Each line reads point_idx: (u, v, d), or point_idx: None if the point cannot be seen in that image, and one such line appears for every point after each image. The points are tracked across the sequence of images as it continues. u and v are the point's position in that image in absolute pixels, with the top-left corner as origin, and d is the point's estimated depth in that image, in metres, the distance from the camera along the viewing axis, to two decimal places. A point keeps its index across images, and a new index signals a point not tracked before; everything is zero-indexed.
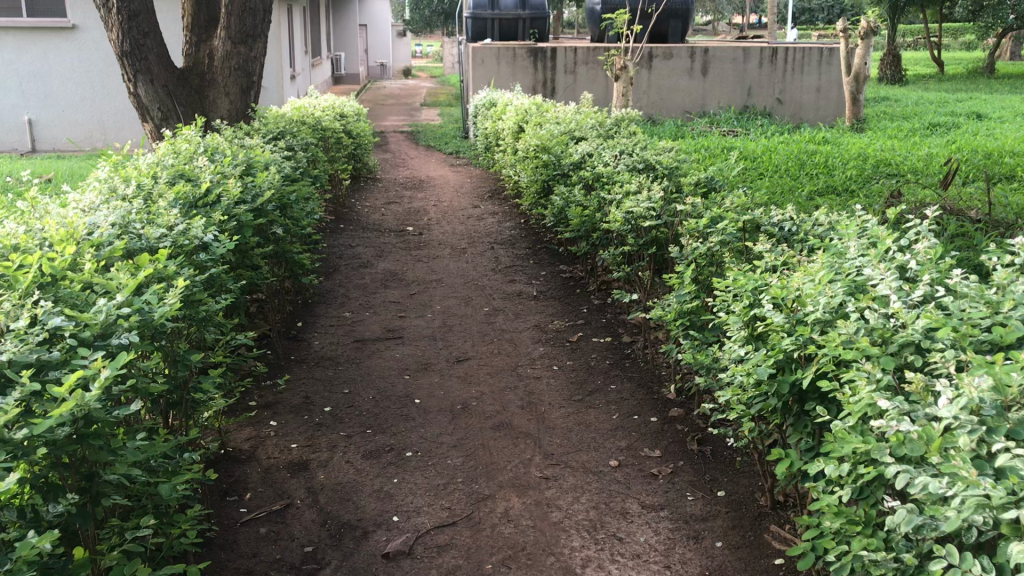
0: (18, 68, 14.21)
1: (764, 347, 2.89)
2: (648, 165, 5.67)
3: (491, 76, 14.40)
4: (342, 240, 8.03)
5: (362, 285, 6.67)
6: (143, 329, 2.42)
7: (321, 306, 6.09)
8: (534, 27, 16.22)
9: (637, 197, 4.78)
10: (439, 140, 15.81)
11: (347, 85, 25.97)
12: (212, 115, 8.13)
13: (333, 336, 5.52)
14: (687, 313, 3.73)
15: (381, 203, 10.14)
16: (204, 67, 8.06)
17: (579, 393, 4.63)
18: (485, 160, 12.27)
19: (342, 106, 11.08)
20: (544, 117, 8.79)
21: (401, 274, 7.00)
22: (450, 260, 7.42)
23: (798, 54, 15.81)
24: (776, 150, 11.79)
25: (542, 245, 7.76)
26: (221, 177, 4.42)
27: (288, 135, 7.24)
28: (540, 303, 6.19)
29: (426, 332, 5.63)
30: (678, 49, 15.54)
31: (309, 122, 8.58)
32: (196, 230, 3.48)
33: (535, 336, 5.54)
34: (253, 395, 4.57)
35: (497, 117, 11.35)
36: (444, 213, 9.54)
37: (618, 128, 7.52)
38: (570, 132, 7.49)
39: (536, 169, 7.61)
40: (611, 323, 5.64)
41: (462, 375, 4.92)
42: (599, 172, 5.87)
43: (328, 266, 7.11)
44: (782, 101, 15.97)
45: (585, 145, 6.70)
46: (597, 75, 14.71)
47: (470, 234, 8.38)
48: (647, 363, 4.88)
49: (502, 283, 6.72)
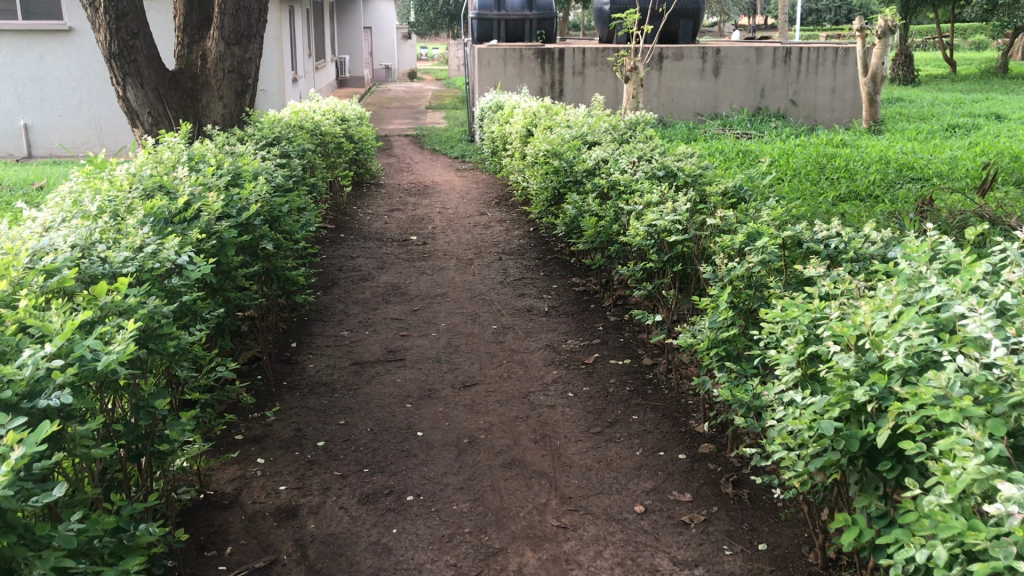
0: (14, 73, 13.88)
1: (820, 390, 2.48)
2: (668, 173, 5.24)
3: (497, 78, 14.00)
4: (341, 250, 7.64)
5: (362, 300, 6.27)
6: (85, 380, 2.03)
7: (318, 324, 5.69)
8: (541, 28, 15.87)
9: (660, 208, 4.34)
10: (444, 143, 15.42)
11: (350, 88, 25.61)
12: (205, 120, 7.72)
13: (330, 359, 5.11)
14: (722, 340, 3.32)
15: (384, 210, 9.77)
16: (197, 70, 7.69)
17: (598, 424, 4.21)
18: (492, 165, 11.86)
19: (344, 110, 10.70)
20: (554, 121, 8.37)
21: (403, 288, 6.61)
22: (456, 272, 7.01)
23: (813, 54, 15.40)
24: (794, 154, 11.37)
25: (552, 256, 7.35)
26: (202, 188, 4.03)
27: (284, 141, 6.84)
28: (552, 321, 5.77)
29: (431, 353, 5.22)
30: (689, 50, 15.14)
31: (307, 127, 8.18)
32: (168, 250, 3.09)
33: (547, 358, 5.13)
34: (239, 428, 4.16)
35: (505, 121, 10.94)
36: (450, 221, 9.13)
37: (632, 133, 7.10)
38: (583, 137, 7.07)
39: (546, 176, 7.21)
40: (629, 343, 5.23)
41: (469, 403, 4.50)
42: (616, 180, 5.45)
43: (327, 280, 6.72)
44: (796, 102, 15.57)
45: (599, 150, 6.28)
46: (605, 77, 14.33)
47: (477, 244, 7.97)
48: (672, 390, 4.47)
49: (511, 298, 6.32)
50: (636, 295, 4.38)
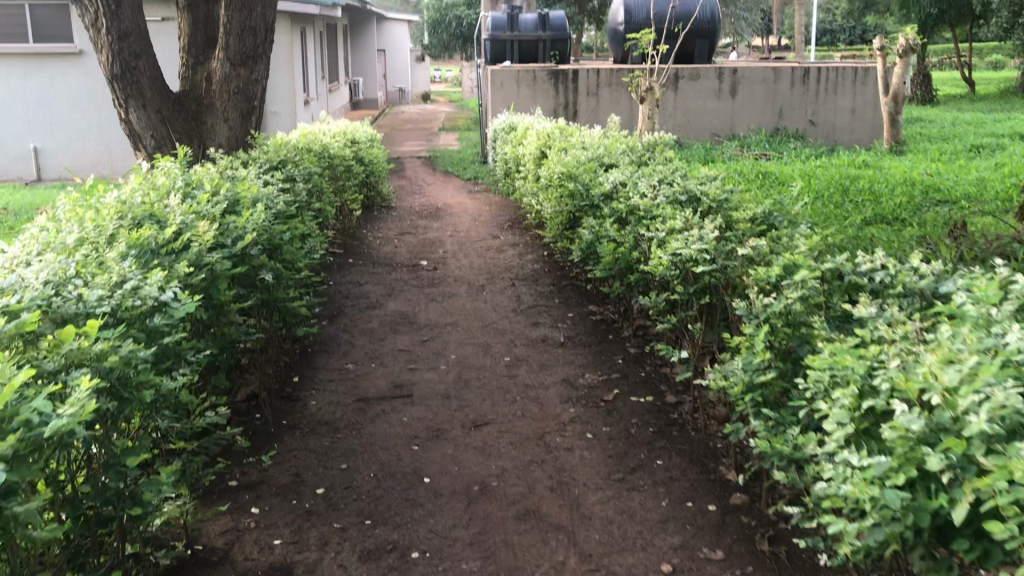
0: (23, 95, 13.79)
1: (879, 450, 2.19)
2: (692, 197, 4.95)
3: (510, 99, 13.79)
4: (348, 276, 7.38)
5: (369, 330, 6.00)
6: (30, 447, 1.78)
7: (322, 357, 5.41)
8: (555, 49, 15.59)
9: (685, 235, 4.05)
10: (457, 165, 15.21)
11: (363, 110, 25.53)
12: (210, 142, 7.50)
13: (334, 395, 4.83)
14: (759, 384, 3.02)
15: (394, 233, 9.53)
16: (202, 91, 7.49)
17: (619, 470, 3.91)
18: (506, 187, 11.61)
19: (354, 132, 10.49)
20: (568, 142, 8.10)
21: (412, 316, 6.33)
22: (466, 300, 6.73)
23: (832, 74, 15.12)
24: (816, 175, 11.07)
25: (568, 282, 7.06)
26: (195, 216, 3.78)
27: (289, 163, 6.58)
28: (568, 353, 5.48)
29: (439, 388, 4.93)
30: (705, 70, 14.89)
31: (315, 149, 7.95)
32: (151, 286, 2.83)
33: (564, 394, 4.83)
34: (233, 473, 3.88)
35: (518, 143, 10.70)
36: (462, 245, 8.87)
37: (650, 154, 6.82)
38: (599, 159, 6.80)
39: (560, 200, 6.93)
40: (651, 379, 4.93)
41: (481, 445, 4.20)
42: (636, 205, 5.16)
43: (333, 308, 6.45)
44: (815, 122, 15.27)
45: (616, 173, 6.00)
46: (620, 97, 14.08)
47: (489, 270, 7.70)
48: (699, 432, 4.16)
49: (524, 327, 6.03)
50: (660, 329, 4.08)
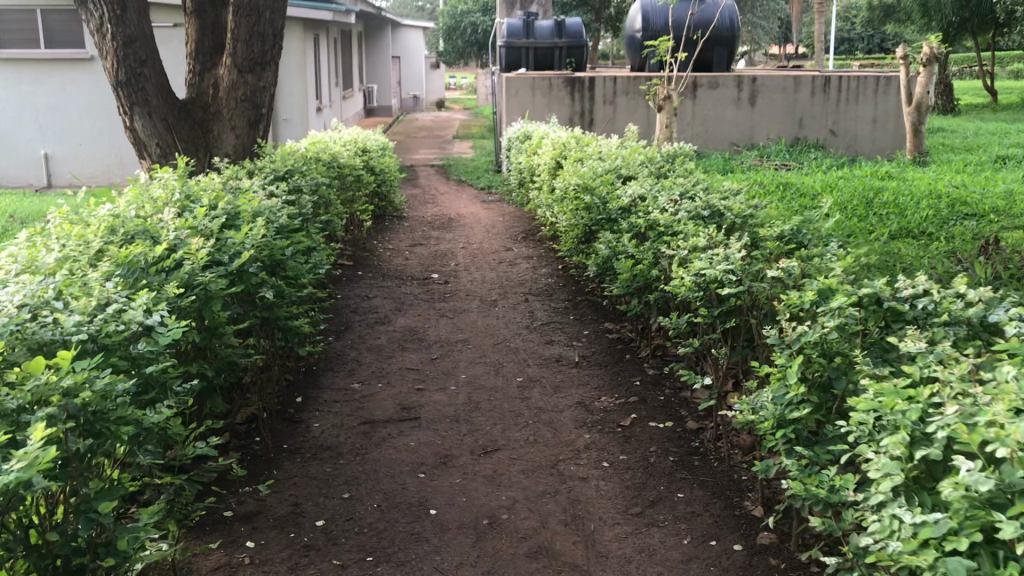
0: (35, 102, 13.73)
1: (935, 507, 1.95)
2: (714, 212, 4.72)
3: (525, 108, 13.60)
4: (357, 289, 7.19)
5: (376, 347, 5.79)
6: None
7: (327, 375, 5.21)
8: (571, 57, 15.42)
9: (709, 254, 3.82)
10: (471, 174, 15.02)
11: (378, 117, 25.44)
12: (216, 151, 7.35)
13: (338, 417, 4.61)
14: (793, 420, 2.78)
15: (405, 245, 9.34)
16: (209, 98, 7.34)
17: (638, 503, 3.67)
18: (520, 197, 11.42)
19: (365, 140, 10.32)
20: (584, 152, 7.88)
21: (421, 332, 6.12)
22: (478, 316, 6.51)
23: (853, 82, 14.85)
24: (838, 187, 10.80)
25: (583, 297, 6.83)
26: (191, 232, 3.59)
27: (297, 174, 6.39)
28: (583, 374, 5.25)
29: (448, 411, 4.70)
30: (723, 78, 14.65)
31: (325, 159, 7.77)
32: (136, 309, 2.64)
33: (578, 419, 4.60)
34: (229, 502, 3.67)
35: (533, 152, 10.49)
36: (474, 257, 8.66)
37: (669, 165, 6.59)
38: (617, 170, 6.58)
39: (576, 213, 6.71)
40: (671, 403, 4.69)
41: (491, 473, 3.98)
42: (655, 220, 4.94)
43: (340, 323, 6.25)
44: (835, 132, 15.00)
45: (635, 186, 5.76)
46: (637, 106, 13.87)
47: (502, 284, 7.48)
48: (722, 462, 3.92)
49: (538, 345, 5.80)
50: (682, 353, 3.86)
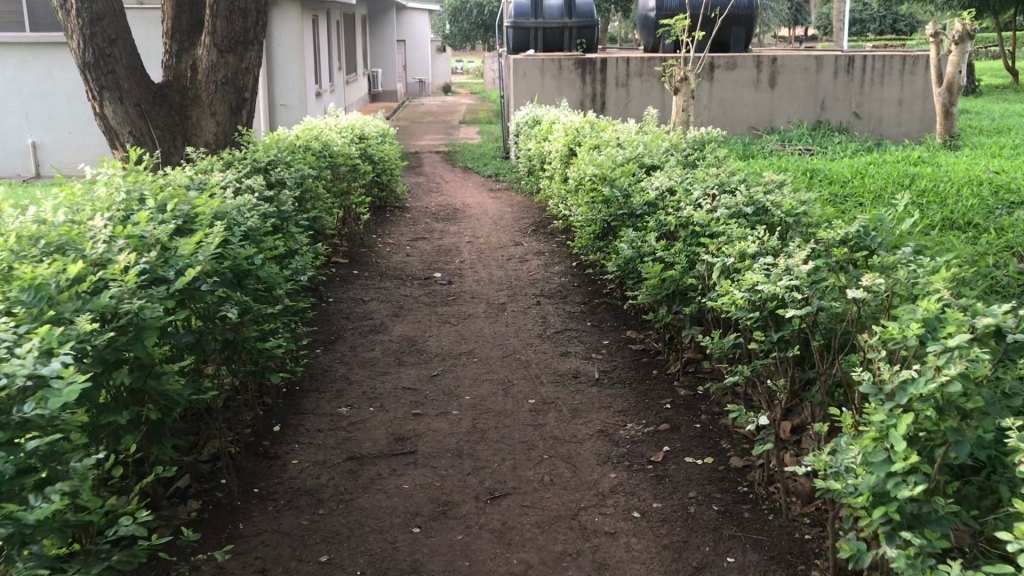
0: (21, 88, 13.06)
1: None
2: (759, 209, 4.04)
3: (534, 91, 12.89)
4: (351, 291, 6.54)
5: (370, 362, 5.12)
6: None
7: (311, 399, 4.54)
8: (581, 37, 14.67)
9: (764, 264, 3.15)
10: (477, 161, 14.32)
11: (382, 102, 24.73)
12: (195, 140, 6.65)
13: (321, 452, 3.96)
14: (898, 497, 2.11)
15: (407, 239, 8.68)
16: (187, 81, 6.65)
17: (679, 571, 3.00)
18: (529, 186, 10.72)
19: (364, 127, 9.64)
20: (599, 139, 7.18)
21: (421, 342, 5.46)
22: (484, 323, 5.84)
23: (879, 62, 14.07)
24: (869, 174, 10.09)
25: (600, 300, 6.16)
26: (127, 242, 2.95)
27: (280, 165, 5.73)
28: (605, 394, 4.58)
29: (449, 443, 4.03)
30: (742, 58, 13.88)
31: (315, 146, 7.09)
32: (25, 355, 2.00)
33: (602, 452, 3.94)
34: (181, 569, 3.02)
35: (543, 138, 9.78)
36: (480, 254, 7.98)
37: (696, 153, 5.88)
38: (638, 159, 5.88)
39: (594, 206, 6.02)
40: (709, 433, 4.03)
41: (501, 527, 3.32)
42: (689, 218, 4.26)
43: (330, 332, 5.60)
44: (859, 114, 14.23)
45: (662, 177, 5.06)
46: (651, 89, 13.14)
47: (511, 285, 6.80)
48: (779, 516, 3.25)
49: (552, 358, 5.13)
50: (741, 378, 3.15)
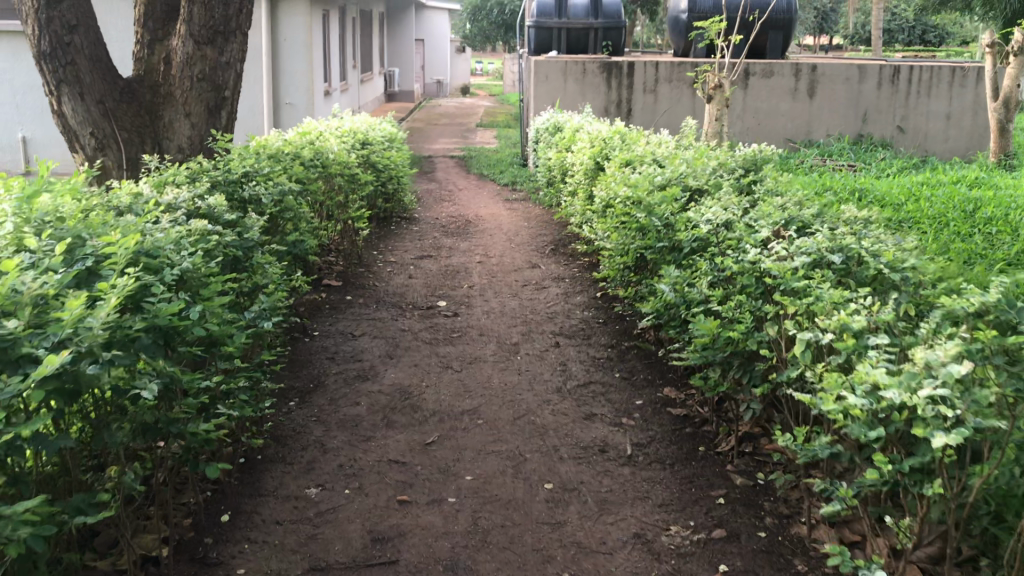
0: (14, 80, 12.28)
1: None
2: (851, 259, 3.15)
3: (556, 95, 11.98)
4: (341, 323, 5.66)
5: (352, 421, 4.23)
6: None
7: (273, 475, 3.64)
8: (607, 39, 13.73)
9: (889, 357, 2.28)
10: (493, 167, 13.43)
11: (397, 103, 23.88)
12: (166, 143, 5.76)
13: (274, 559, 3.06)
14: None
15: (412, 257, 7.80)
16: (159, 76, 5.78)
17: None
18: (549, 199, 9.82)
19: (368, 131, 8.77)
20: (631, 153, 6.27)
21: (417, 395, 4.56)
22: (494, 369, 4.93)
23: (925, 73, 13.08)
24: (924, 196, 9.12)
25: (630, 345, 5.24)
26: None
27: (258, 176, 4.86)
28: (641, 479, 3.67)
29: (441, 550, 3.13)
30: (780, 65, 12.93)
31: (307, 151, 6.21)
32: None
33: (639, 570, 3.03)
34: None
35: (565, 148, 8.88)
36: (491, 277, 7.08)
37: (749, 176, 4.96)
38: (679, 180, 4.96)
39: (626, 234, 5.12)
40: (779, 548, 3.10)
41: None
42: (755, 265, 3.36)
43: (311, 378, 4.72)
44: (903, 128, 13.23)
45: (713, 206, 4.16)
46: (681, 94, 12.19)
47: (526, 319, 5.90)
48: None
49: (574, 422, 4.22)
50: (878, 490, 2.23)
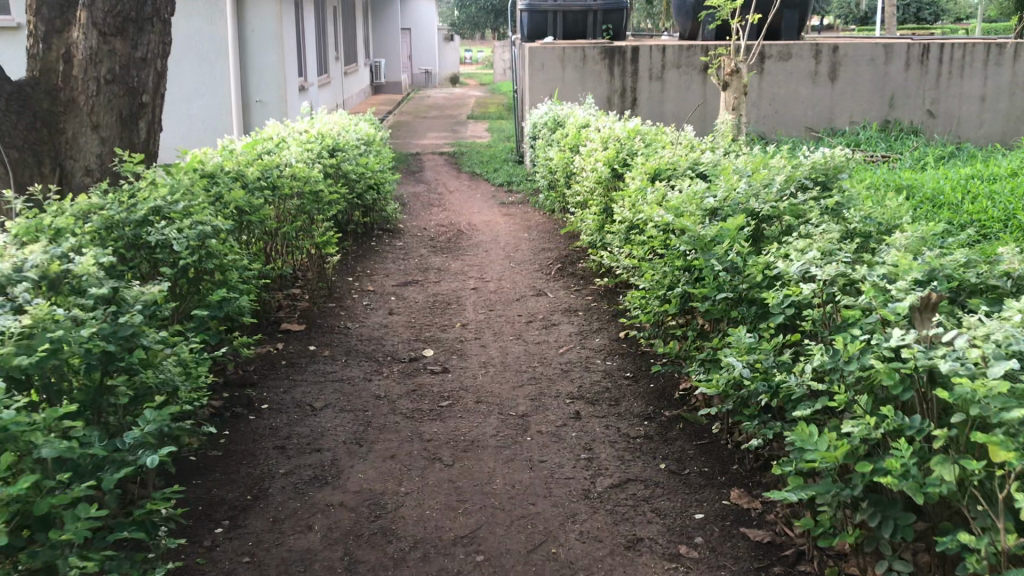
0: None
1: None
2: None
3: (553, 85, 10.72)
4: (299, 389, 4.41)
5: (299, 561, 2.99)
6: None
7: None
8: (607, 22, 12.44)
9: None
10: (486, 165, 12.15)
11: (384, 95, 22.52)
12: (68, 161, 4.49)
13: None
14: None
15: (393, 283, 6.55)
16: (57, 76, 4.51)
17: None
18: (551, 204, 8.58)
19: (342, 133, 7.51)
20: (660, 159, 5.02)
21: (394, 508, 3.32)
22: (497, 461, 3.68)
23: (957, 52, 11.81)
24: (982, 193, 7.89)
25: (673, 418, 4.01)
26: None
27: (174, 209, 3.62)
28: None
29: None
30: (799, 46, 11.66)
31: (252, 166, 4.95)
32: None
33: None
34: None
35: (569, 148, 7.62)
36: (489, 311, 5.83)
37: (827, 195, 3.73)
38: (737, 201, 3.72)
39: (665, 272, 3.88)
40: None
41: None
42: (912, 363, 2.13)
43: (250, 485, 3.48)
44: (934, 113, 11.96)
45: (805, 246, 2.93)
46: (692, 81, 10.91)
47: (535, 374, 4.66)
48: None
49: (614, 556, 2.98)
50: None
